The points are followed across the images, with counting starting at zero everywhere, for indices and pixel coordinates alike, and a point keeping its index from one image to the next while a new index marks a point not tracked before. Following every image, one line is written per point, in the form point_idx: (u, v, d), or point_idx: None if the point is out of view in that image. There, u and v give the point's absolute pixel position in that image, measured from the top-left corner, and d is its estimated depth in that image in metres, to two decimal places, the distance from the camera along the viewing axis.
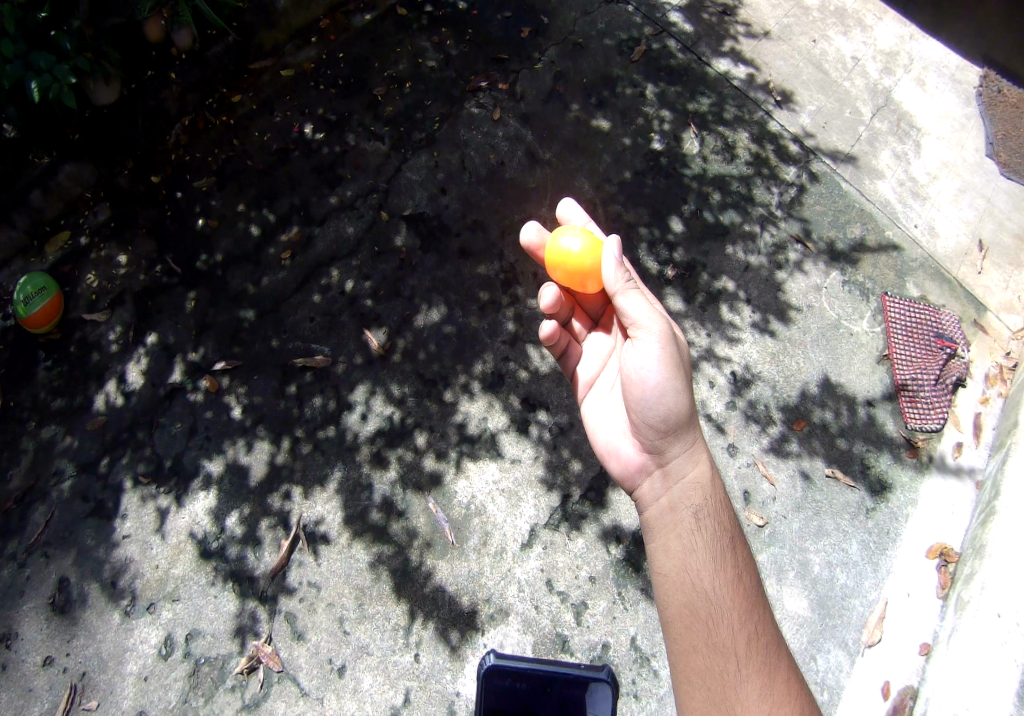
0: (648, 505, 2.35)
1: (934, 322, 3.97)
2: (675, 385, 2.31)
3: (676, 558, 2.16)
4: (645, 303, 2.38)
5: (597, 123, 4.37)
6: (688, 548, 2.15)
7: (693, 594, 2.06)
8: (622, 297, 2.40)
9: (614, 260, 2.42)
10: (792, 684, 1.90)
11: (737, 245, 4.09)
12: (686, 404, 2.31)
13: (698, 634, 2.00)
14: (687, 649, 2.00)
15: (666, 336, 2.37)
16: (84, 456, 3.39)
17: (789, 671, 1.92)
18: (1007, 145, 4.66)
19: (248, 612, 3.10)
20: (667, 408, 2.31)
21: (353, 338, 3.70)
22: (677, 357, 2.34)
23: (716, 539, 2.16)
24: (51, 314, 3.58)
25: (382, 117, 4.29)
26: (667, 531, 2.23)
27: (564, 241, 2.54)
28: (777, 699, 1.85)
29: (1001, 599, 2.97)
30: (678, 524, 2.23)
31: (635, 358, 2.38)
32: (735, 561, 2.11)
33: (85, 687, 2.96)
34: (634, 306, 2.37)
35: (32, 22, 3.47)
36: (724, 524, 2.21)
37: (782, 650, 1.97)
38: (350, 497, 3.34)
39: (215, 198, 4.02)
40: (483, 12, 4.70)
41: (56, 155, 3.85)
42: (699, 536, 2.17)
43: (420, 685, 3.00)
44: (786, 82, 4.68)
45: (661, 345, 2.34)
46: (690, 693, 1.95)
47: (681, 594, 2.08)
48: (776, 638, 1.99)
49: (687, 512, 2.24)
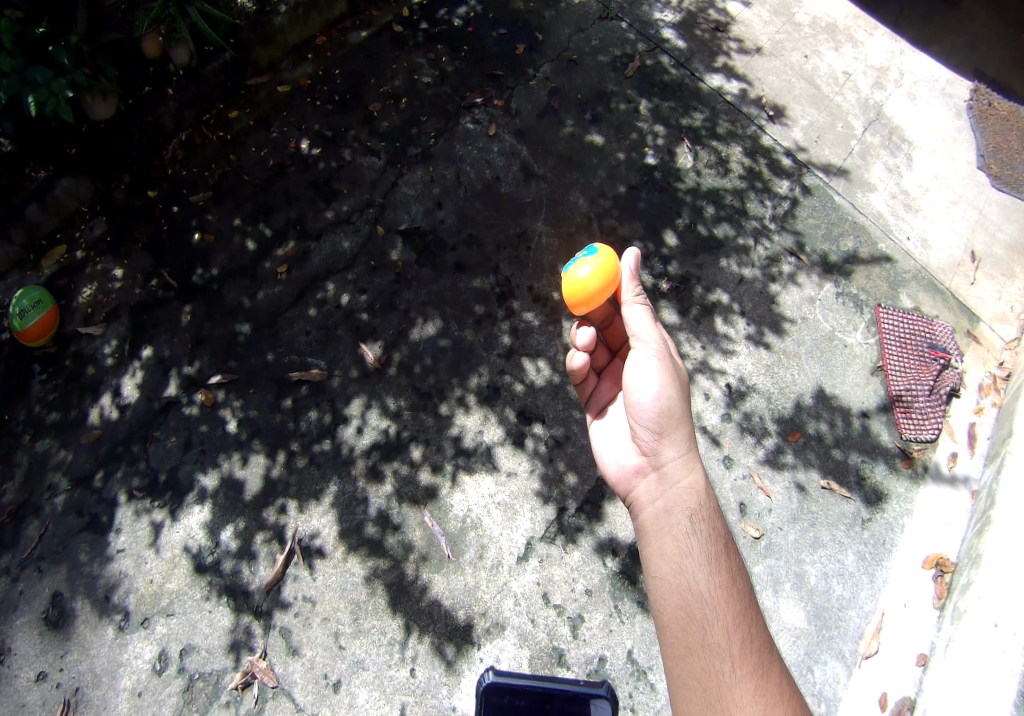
0: (643, 509, 2.35)
1: (927, 333, 3.99)
2: (671, 390, 2.39)
3: (673, 559, 2.15)
4: (645, 316, 2.51)
5: (591, 138, 4.42)
6: (682, 550, 2.15)
7: (689, 597, 2.05)
8: (635, 304, 2.55)
9: (630, 273, 2.60)
10: (786, 688, 1.87)
11: (731, 259, 4.12)
12: (679, 408, 2.38)
13: (694, 635, 1.98)
14: (683, 651, 1.99)
15: (664, 351, 2.48)
16: (78, 471, 3.38)
17: (783, 676, 1.90)
18: (997, 157, 4.73)
19: (242, 627, 3.08)
20: (664, 414, 2.38)
21: (349, 351, 3.71)
22: (673, 370, 2.44)
23: (710, 541, 2.15)
24: (46, 327, 3.60)
25: (378, 132, 4.33)
26: (662, 534, 2.23)
27: (583, 273, 2.52)
28: (772, 701, 1.83)
29: (999, 609, 2.99)
30: (674, 527, 2.22)
31: (633, 368, 2.47)
32: (729, 564, 2.10)
33: (79, 702, 2.93)
34: (636, 319, 2.51)
35: (30, 37, 3.56)
36: (719, 527, 2.20)
37: (775, 652, 1.95)
38: (346, 511, 3.33)
39: (211, 212, 4.05)
40: (479, 30, 4.76)
41: (52, 169, 3.89)
42: (693, 538, 2.16)
43: (416, 700, 2.97)
44: (779, 97, 4.74)
45: (658, 359, 2.45)
46: (686, 695, 1.92)
47: (676, 596, 2.07)
48: (770, 643, 1.97)
49: (683, 516, 2.23)
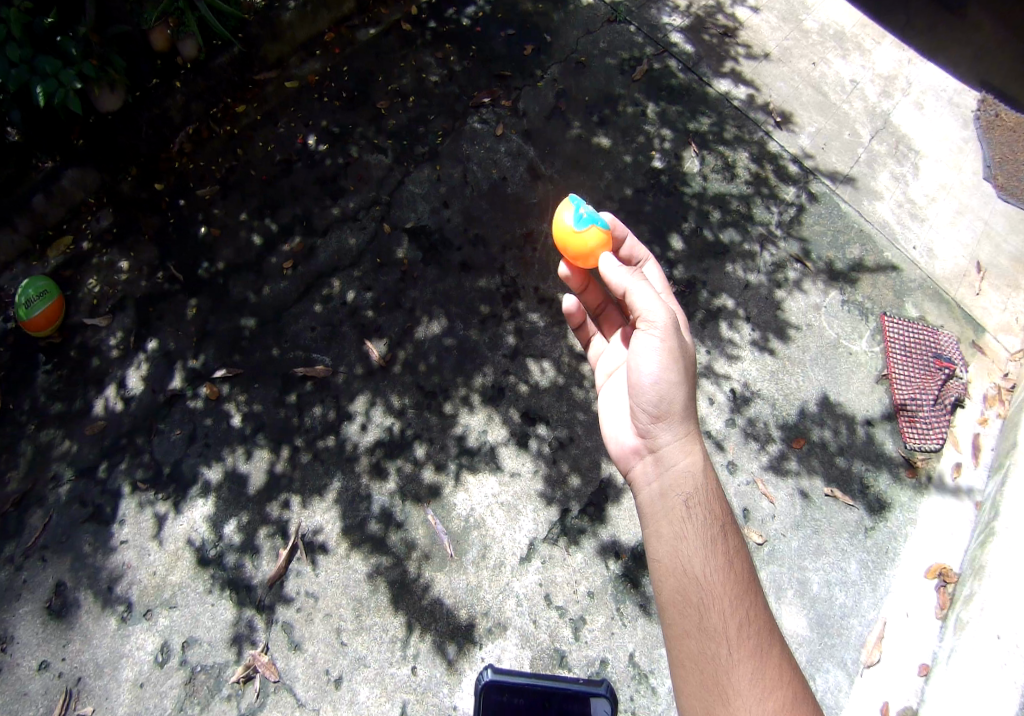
0: (641, 491, 2.34)
1: (933, 343, 4.00)
2: (670, 373, 2.32)
3: (670, 543, 2.12)
4: (651, 295, 2.43)
5: (598, 141, 4.42)
6: (680, 534, 2.12)
7: (686, 579, 2.03)
8: (626, 288, 2.47)
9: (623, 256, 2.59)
10: (785, 669, 1.85)
11: (736, 264, 4.12)
12: (678, 391, 2.31)
13: (691, 619, 1.97)
14: (681, 634, 1.98)
15: (672, 331, 2.40)
16: (82, 461, 3.37)
17: (783, 657, 1.88)
18: (1004, 168, 4.73)
19: (245, 621, 3.08)
20: (661, 396, 2.32)
21: (354, 348, 3.71)
22: (676, 350, 2.35)
23: (708, 525, 2.12)
24: (52, 318, 3.60)
25: (386, 130, 4.34)
26: (659, 518, 2.20)
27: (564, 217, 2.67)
28: (771, 684, 1.81)
29: (1001, 621, 3.00)
30: (670, 510, 2.19)
31: (638, 348, 2.42)
32: (727, 547, 2.08)
33: (80, 692, 2.93)
34: (643, 298, 2.42)
35: (39, 27, 3.48)
36: (718, 509, 2.16)
37: (775, 634, 1.92)
38: (349, 508, 3.33)
39: (217, 206, 4.04)
40: (487, 30, 4.76)
41: (59, 160, 3.88)
42: (690, 523, 2.13)
43: (417, 698, 2.97)
44: (786, 103, 4.75)
45: (663, 338, 2.37)
46: (686, 677, 1.92)
47: (674, 579, 2.05)
48: (770, 625, 1.94)
49: (679, 499, 2.20)
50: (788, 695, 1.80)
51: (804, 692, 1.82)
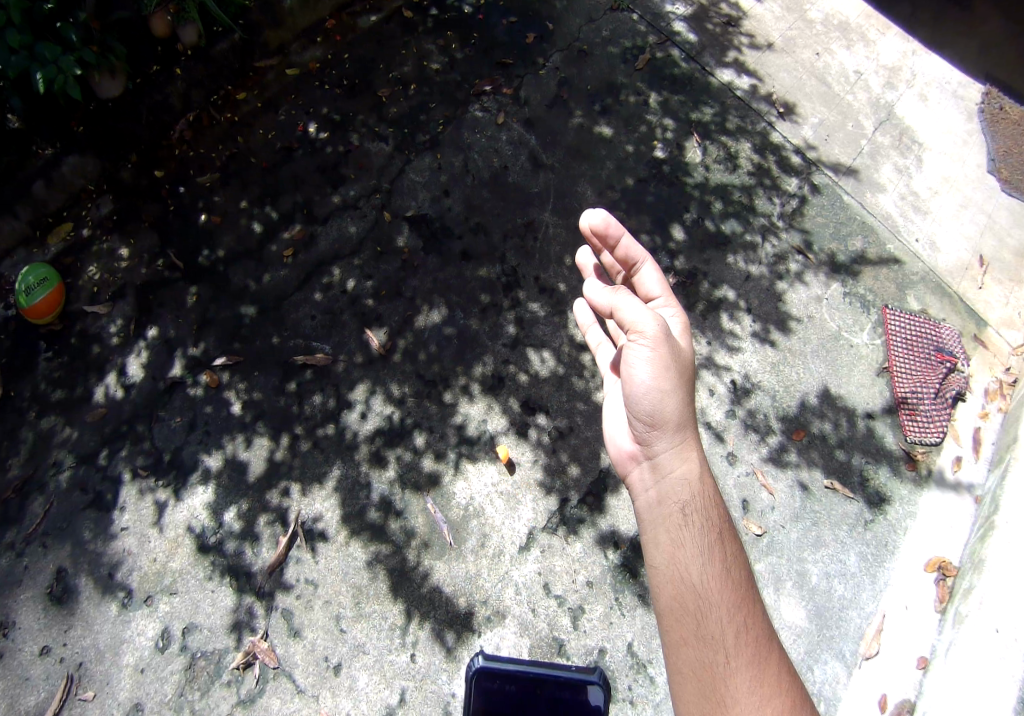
0: (637, 496, 2.29)
1: (934, 336, 4.00)
2: (665, 383, 2.22)
3: (666, 550, 2.09)
4: (640, 305, 2.24)
5: (600, 130, 4.39)
6: (677, 541, 2.09)
7: (682, 587, 2.00)
8: (612, 306, 2.29)
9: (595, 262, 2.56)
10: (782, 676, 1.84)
11: (737, 255, 4.11)
12: (673, 399, 2.21)
13: (688, 628, 1.94)
14: (677, 642, 1.95)
15: (662, 342, 2.23)
16: (83, 448, 3.37)
17: (780, 664, 1.87)
18: (1008, 161, 4.71)
19: (245, 608, 3.09)
20: (656, 404, 2.23)
21: (354, 337, 3.70)
22: (670, 361, 2.22)
23: (705, 532, 2.09)
24: (53, 305, 3.59)
25: (386, 118, 4.30)
26: (655, 524, 2.16)
27: None
28: (769, 691, 1.80)
29: (1000, 614, 3.02)
30: (666, 517, 2.14)
31: (630, 358, 2.29)
32: (724, 554, 2.06)
33: (81, 677, 2.95)
34: (631, 309, 2.24)
35: (38, 13, 3.41)
36: (715, 516, 2.12)
37: (773, 641, 1.91)
38: (349, 496, 3.34)
39: (218, 194, 4.02)
40: (489, 17, 4.72)
41: (59, 147, 3.84)
42: (687, 530, 2.10)
43: (416, 685, 2.99)
44: (789, 94, 4.71)
45: (654, 349, 2.22)
46: (682, 684, 1.89)
47: (671, 587, 2.02)
48: (767, 632, 1.93)
49: (676, 506, 2.15)
50: (785, 702, 1.79)
51: (801, 698, 1.81)
